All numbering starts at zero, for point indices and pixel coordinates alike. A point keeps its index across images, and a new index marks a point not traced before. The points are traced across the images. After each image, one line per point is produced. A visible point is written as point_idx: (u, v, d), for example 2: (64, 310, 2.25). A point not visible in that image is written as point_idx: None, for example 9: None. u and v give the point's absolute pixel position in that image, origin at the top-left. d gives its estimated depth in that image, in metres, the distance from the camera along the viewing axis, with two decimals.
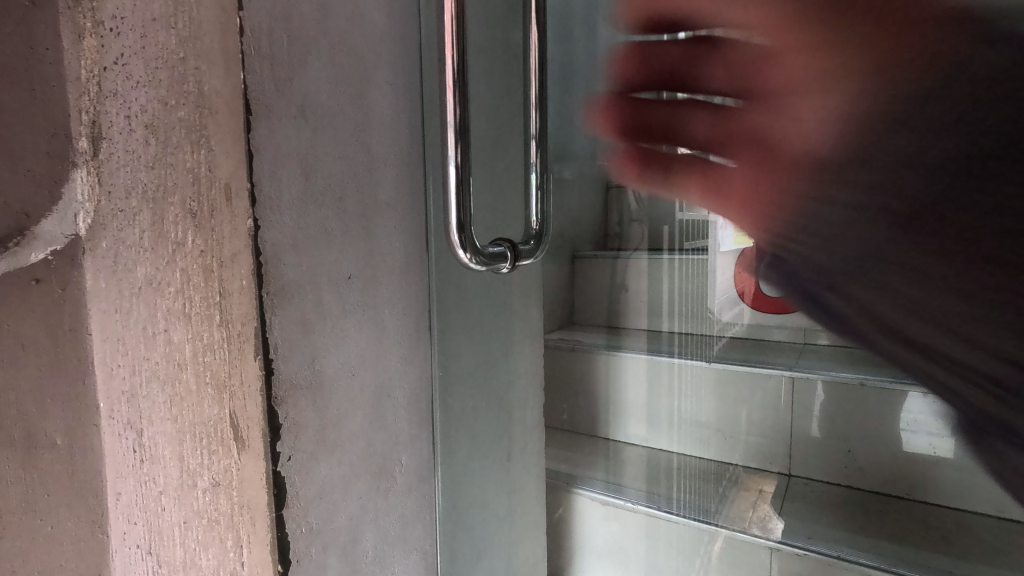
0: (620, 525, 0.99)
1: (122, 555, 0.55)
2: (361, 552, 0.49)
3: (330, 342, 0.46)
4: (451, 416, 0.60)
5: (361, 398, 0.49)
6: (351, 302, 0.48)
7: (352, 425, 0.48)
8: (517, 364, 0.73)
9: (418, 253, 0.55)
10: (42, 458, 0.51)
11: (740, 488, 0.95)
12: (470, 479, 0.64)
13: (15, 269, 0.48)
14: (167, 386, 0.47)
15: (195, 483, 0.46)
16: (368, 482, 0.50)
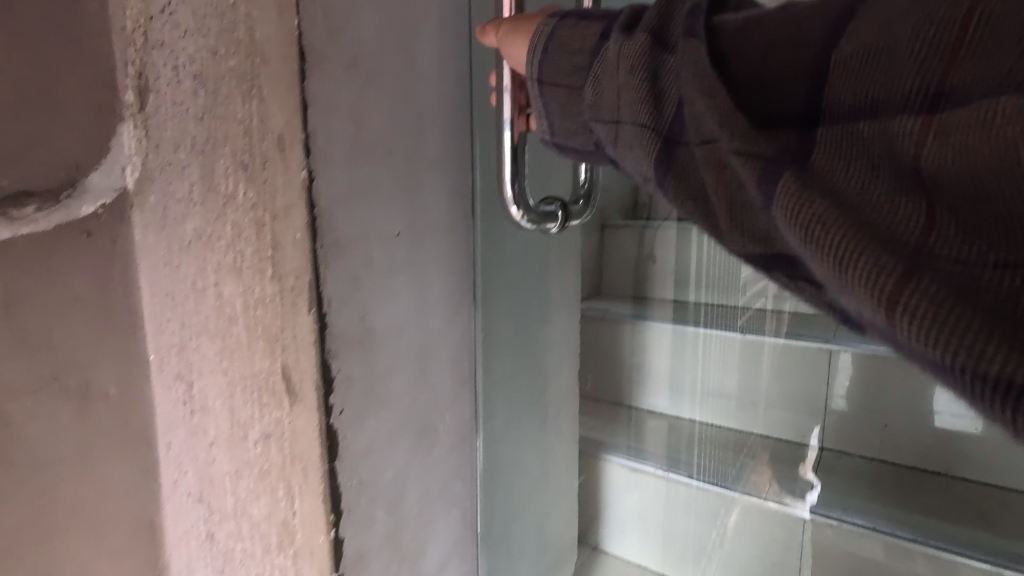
0: (641, 490, 1.00)
1: (173, 502, 0.58)
2: (406, 506, 0.50)
3: (379, 299, 0.46)
4: (492, 377, 0.60)
5: (408, 354, 0.49)
6: (399, 259, 0.48)
7: (397, 382, 0.48)
8: (553, 329, 0.72)
9: (463, 212, 0.54)
10: (98, 407, 0.53)
11: (757, 463, 0.94)
12: (507, 440, 0.64)
13: (68, 222, 0.49)
14: (217, 339, 0.47)
15: (247, 434, 0.47)
16: (413, 438, 0.51)
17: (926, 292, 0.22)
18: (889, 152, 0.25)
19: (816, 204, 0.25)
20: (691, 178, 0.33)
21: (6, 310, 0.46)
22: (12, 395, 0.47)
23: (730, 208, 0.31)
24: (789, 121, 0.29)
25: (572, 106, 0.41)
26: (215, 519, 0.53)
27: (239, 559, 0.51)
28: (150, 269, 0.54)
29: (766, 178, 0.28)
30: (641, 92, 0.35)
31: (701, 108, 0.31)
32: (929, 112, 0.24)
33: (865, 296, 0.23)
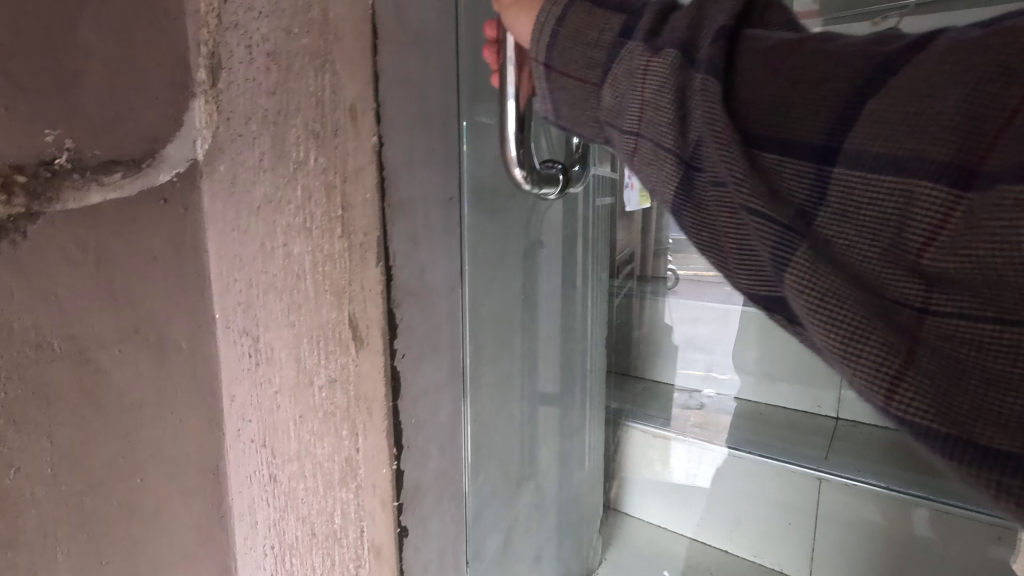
0: (643, 447, 1.12)
1: (237, 449, 0.63)
2: (456, 446, 0.56)
3: (434, 256, 0.50)
4: (504, 332, 0.69)
5: (454, 310, 0.53)
6: (451, 221, 0.52)
7: (448, 335, 0.53)
8: (550, 293, 0.81)
9: (491, 182, 0.60)
10: (173, 359, 0.58)
11: (749, 425, 1.10)
12: (514, 392, 0.74)
13: (147, 188, 0.54)
14: (285, 295, 0.52)
15: (313, 379, 0.52)
16: (456, 389, 0.55)
17: (915, 386, 0.25)
18: (897, 215, 0.26)
19: (828, 281, 0.27)
20: (700, 209, 0.34)
21: (98, 268, 0.51)
22: (102, 345, 0.53)
23: (735, 255, 0.32)
24: (800, 151, 0.29)
25: (581, 99, 0.42)
26: (277, 462, 0.58)
27: (300, 498, 0.56)
28: (218, 233, 0.59)
29: (774, 241, 0.29)
30: (665, 111, 0.34)
31: (711, 147, 0.32)
32: (962, 183, 0.24)
33: (871, 382, 0.27)
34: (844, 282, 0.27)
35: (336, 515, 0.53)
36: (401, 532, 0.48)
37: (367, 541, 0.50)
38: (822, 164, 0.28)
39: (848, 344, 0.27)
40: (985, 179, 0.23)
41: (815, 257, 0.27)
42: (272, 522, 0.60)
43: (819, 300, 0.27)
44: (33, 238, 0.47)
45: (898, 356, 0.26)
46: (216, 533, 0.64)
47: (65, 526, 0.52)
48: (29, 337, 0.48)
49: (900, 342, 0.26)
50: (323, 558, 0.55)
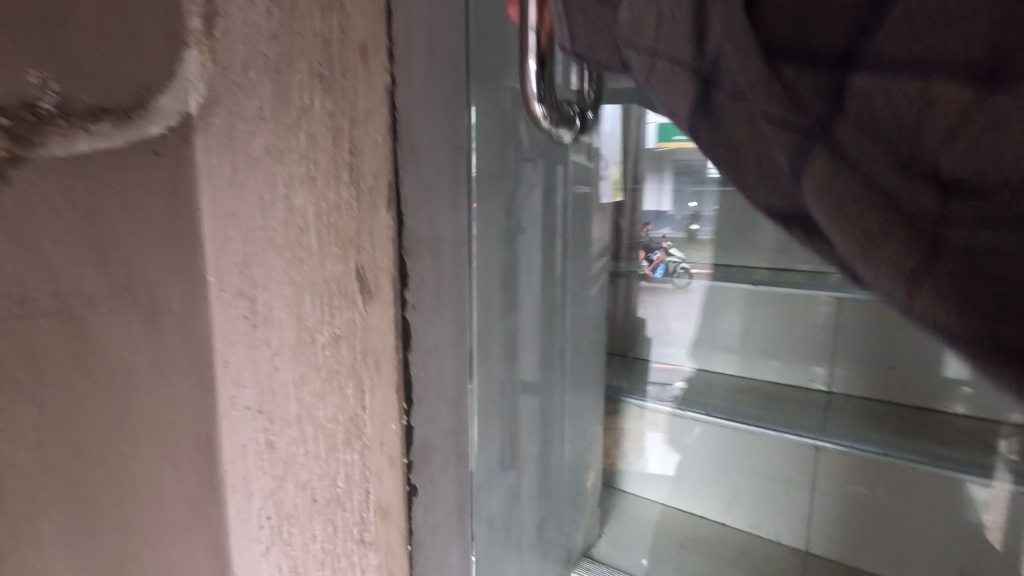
0: (644, 426, 1.23)
1: (230, 418, 0.61)
2: (463, 405, 0.54)
3: (443, 207, 0.50)
4: (497, 296, 0.69)
5: (460, 264, 0.52)
6: (458, 174, 0.52)
7: (456, 288, 0.52)
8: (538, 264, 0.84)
9: (487, 140, 0.62)
10: (164, 321, 0.56)
11: (736, 399, 1.23)
12: (510, 357, 0.76)
13: (137, 140, 0.52)
14: (285, 251, 0.50)
15: (315, 338, 0.50)
16: (460, 345, 0.53)
17: (935, 279, 0.32)
18: (910, 121, 0.34)
19: (842, 185, 0.36)
20: (721, 129, 0.43)
21: (86, 221, 0.49)
22: (89, 303, 0.50)
23: (756, 169, 0.42)
24: (823, 64, 0.38)
25: (597, 21, 0.50)
26: (274, 428, 0.56)
27: (300, 465, 0.54)
28: (211, 190, 0.56)
29: (792, 151, 0.38)
30: (685, 33, 0.43)
31: (735, 63, 0.40)
32: (987, 89, 0.32)
33: (892, 273, 0.34)
34: (875, 203, 0.35)
35: (338, 478, 0.51)
36: (411, 488, 0.47)
37: (375, 502, 0.49)
38: (840, 87, 0.37)
39: (868, 246, 0.35)
40: (997, 82, 0.32)
41: (826, 164, 0.36)
42: (269, 492, 0.58)
43: (835, 206, 0.36)
44: (15, 184, 0.44)
45: (920, 248, 0.33)
46: (210, 506, 0.62)
47: (50, 493, 0.49)
48: (12, 291, 0.45)
49: (922, 239, 0.33)
50: (325, 524, 0.54)
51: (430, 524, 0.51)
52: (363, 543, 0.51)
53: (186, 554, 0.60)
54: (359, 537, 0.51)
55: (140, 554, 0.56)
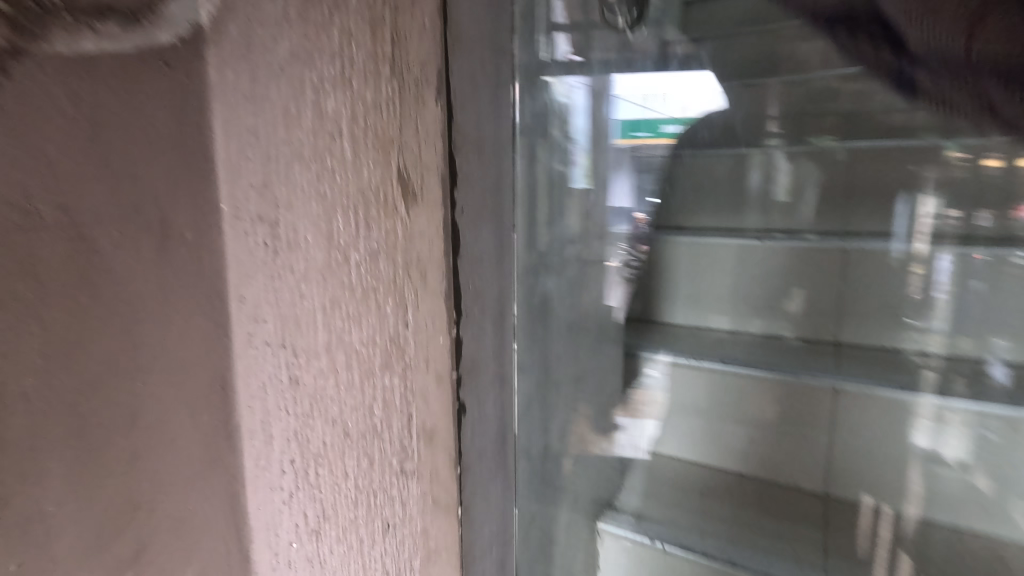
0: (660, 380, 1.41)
1: (246, 358, 0.57)
2: (505, 327, 0.52)
3: (488, 108, 0.46)
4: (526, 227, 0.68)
5: (502, 175, 0.50)
6: (502, 78, 0.48)
7: (497, 200, 0.49)
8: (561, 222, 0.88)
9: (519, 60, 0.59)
10: (176, 250, 0.51)
11: (787, 345, 1.46)
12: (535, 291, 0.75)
13: (144, 47, 0.47)
14: (314, 163, 0.47)
15: (349, 255, 0.47)
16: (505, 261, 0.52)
17: None
18: None
19: None
20: None
21: (93, 130, 0.45)
22: (98, 221, 0.46)
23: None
24: None
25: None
26: (300, 362, 0.53)
27: (331, 397, 0.51)
28: (224, 107, 0.52)
29: None
30: None
31: None
32: None
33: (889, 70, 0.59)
34: None
35: (376, 407, 0.48)
36: (459, 407, 0.45)
37: (420, 427, 0.46)
38: None
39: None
40: None
41: None
42: (293, 433, 0.55)
43: None
44: (18, 79, 0.40)
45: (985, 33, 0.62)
46: (224, 454, 0.58)
47: (59, 429, 0.45)
48: (15, 199, 0.41)
49: None
50: (360, 459, 0.51)
51: (476, 451, 0.49)
52: (404, 473, 0.48)
53: (199, 503, 0.56)
54: (399, 468, 0.48)
55: (152, 501, 0.52)
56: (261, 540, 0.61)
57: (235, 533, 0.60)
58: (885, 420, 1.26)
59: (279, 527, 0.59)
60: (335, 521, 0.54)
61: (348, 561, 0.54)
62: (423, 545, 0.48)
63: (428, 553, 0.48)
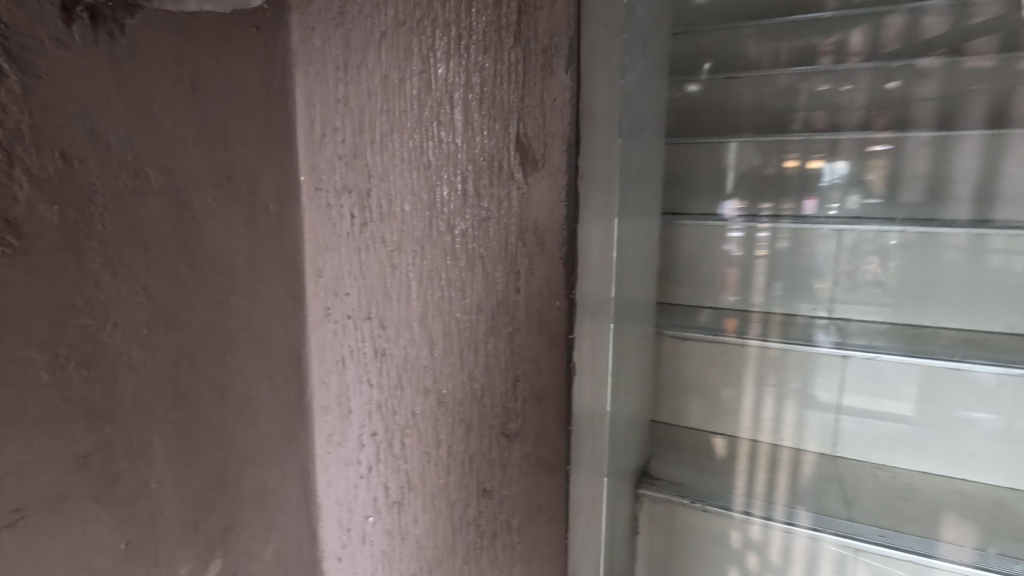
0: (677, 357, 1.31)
1: (322, 334, 0.56)
2: (594, 297, 0.55)
3: (598, 83, 0.48)
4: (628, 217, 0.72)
5: (607, 151, 0.54)
6: (604, 55, 0.50)
7: (602, 172, 0.53)
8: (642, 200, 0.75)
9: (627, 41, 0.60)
10: (261, 219, 0.50)
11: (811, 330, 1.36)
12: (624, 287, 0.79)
13: (238, 9, 0.45)
14: (417, 133, 0.47)
15: (453, 224, 0.47)
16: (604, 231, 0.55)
17: None
18: None
19: None
20: None
21: (193, 93, 0.43)
22: (195, 187, 0.44)
23: None
24: None
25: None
26: (389, 333, 0.53)
27: (424, 366, 0.52)
28: (309, 75, 0.50)
29: None
30: None
31: None
32: None
33: None
34: None
35: (476, 373, 0.50)
36: (570, 365, 0.48)
37: (527, 390, 0.48)
38: None
39: None
40: None
41: None
42: (377, 405, 0.55)
43: None
44: (130, 35, 0.39)
45: None
46: (298, 430, 0.57)
47: (160, 401, 0.43)
48: (126, 160, 0.39)
49: None
50: (454, 426, 0.52)
51: (578, 412, 0.52)
52: (506, 436, 0.50)
53: (279, 481, 0.55)
54: (502, 432, 0.50)
55: (240, 479, 0.51)
56: (332, 518, 0.60)
57: (306, 511, 0.59)
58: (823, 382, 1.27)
59: (353, 503, 0.58)
60: (421, 490, 0.55)
61: (436, 528, 0.55)
62: (524, 505, 0.51)
63: (529, 510, 0.51)
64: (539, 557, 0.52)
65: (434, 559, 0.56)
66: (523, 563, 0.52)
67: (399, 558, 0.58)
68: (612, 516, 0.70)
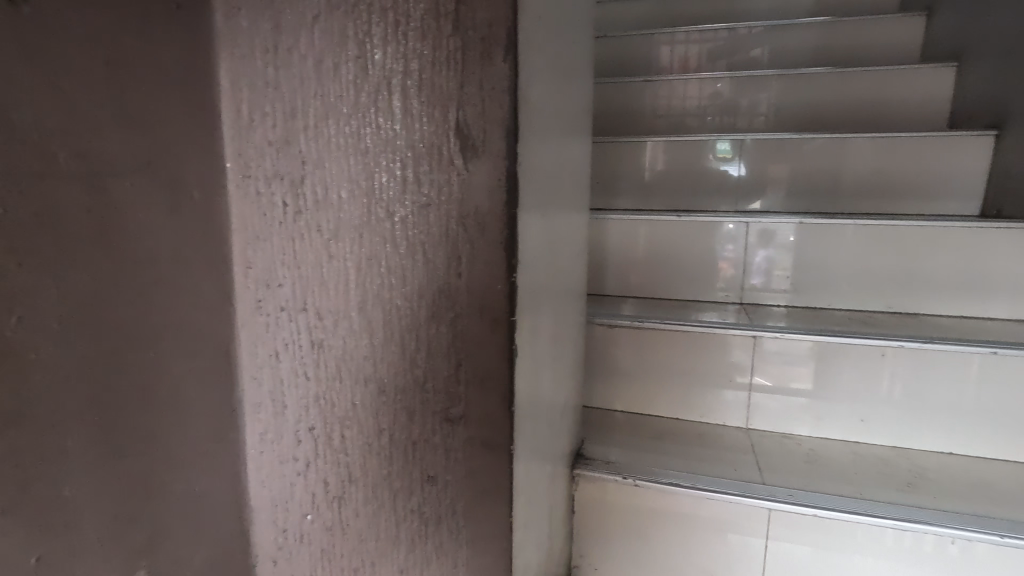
0: (637, 369, 1.31)
1: (253, 327, 0.53)
2: (532, 282, 0.57)
3: (533, 74, 0.51)
4: (573, 211, 0.77)
5: (541, 142, 0.56)
6: (539, 49, 0.53)
7: (537, 162, 0.55)
8: (575, 196, 0.78)
9: (563, 43, 0.64)
10: (185, 206, 0.47)
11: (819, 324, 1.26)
12: (580, 271, 0.89)
13: None
14: (352, 120, 0.47)
15: (392, 210, 0.48)
16: (539, 222, 0.58)
17: None
18: None
19: None
20: None
21: (108, 70, 0.40)
22: (113, 171, 0.41)
23: None
24: None
25: None
26: (326, 325, 0.52)
27: (364, 356, 0.51)
28: (235, 58, 0.49)
29: None
30: None
31: None
32: None
33: None
34: None
35: (419, 358, 0.50)
36: (512, 347, 0.50)
37: (470, 374, 0.50)
38: None
39: None
40: None
41: None
42: (314, 398, 0.54)
43: None
44: (36, 3, 0.36)
45: None
46: (228, 429, 0.54)
47: (76, 401, 0.40)
48: (33, 140, 0.36)
49: None
50: (397, 413, 0.52)
51: (519, 395, 0.54)
52: (449, 420, 0.51)
53: (207, 483, 0.52)
54: (445, 416, 0.51)
55: (165, 483, 0.48)
56: (267, 518, 0.57)
57: (237, 513, 0.56)
58: (838, 385, 1.19)
59: (290, 501, 0.56)
60: (363, 482, 0.54)
61: (377, 521, 0.55)
62: (469, 487, 0.52)
63: (474, 492, 0.52)
64: (485, 537, 0.53)
65: (376, 550, 0.55)
66: (468, 546, 0.54)
67: (340, 554, 0.56)
68: (550, 500, 0.72)
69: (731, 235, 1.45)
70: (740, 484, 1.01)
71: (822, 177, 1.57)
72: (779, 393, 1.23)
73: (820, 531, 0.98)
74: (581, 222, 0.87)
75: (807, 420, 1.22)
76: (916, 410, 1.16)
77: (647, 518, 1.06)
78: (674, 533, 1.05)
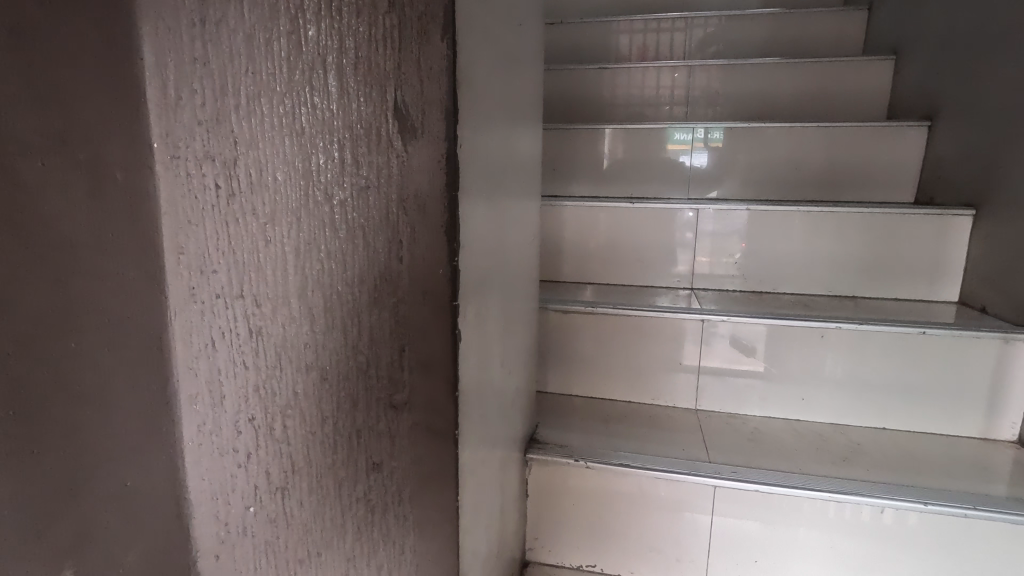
0: (592, 354, 1.32)
1: (187, 315, 0.51)
2: (478, 267, 0.56)
3: (475, 54, 0.50)
4: (522, 198, 0.77)
5: (485, 125, 0.55)
6: (481, 29, 0.52)
7: (481, 145, 0.54)
8: (525, 182, 0.78)
9: (509, 25, 0.63)
10: (108, 189, 0.45)
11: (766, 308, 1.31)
12: (531, 257, 0.89)
13: None
14: (286, 98, 0.45)
15: (329, 193, 0.46)
16: (484, 207, 0.57)
17: None
18: None
19: None
20: None
21: (12, 41, 0.37)
22: (22, 151, 0.39)
23: None
24: None
25: None
26: (264, 312, 0.50)
27: (304, 343, 0.50)
28: (160, 33, 0.46)
29: None
30: None
31: None
32: None
33: None
34: None
35: (360, 344, 0.49)
36: (456, 332, 0.49)
37: (414, 359, 0.49)
38: None
39: None
40: None
41: None
42: (253, 387, 0.52)
43: None
44: None
45: None
46: (162, 422, 0.52)
47: None
48: None
49: None
50: (340, 401, 0.51)
51: (465, 380, 0.54)
52: (394, 407, 0.50)
53: (140, 477, 0.50)
54: (389, 403, 0.50)
55: (91, 480, 0.45)
56: (208, 512, 0.56)
57: (175, 508, 0.54)
58: (783, 366, 1.24)
59: (231, 493, 0.55)
60: (306, 471, 0.53)
61: (322, 510, 0.54)
62: (415, 473, 0.52)
63: (421, 478, 0.52)
64: (432, 523, 0.53)
65: (322, 541, 0.54)
66: (415, 532, 0.53)
67: (284, 546, 0.55)
68: (500, 486, 0.73)
69: (684, 222, 1.48)
70: (688, 462, 1.05)
71: (769, 165, 1.62)
72: (727, 375, 1.27)
73: (763, 506, 1.01)
74: (532, 209, 0.87)
75: (754, 401, 1.27)
76: (857, 390, 1.21)
77: (600, 500, 1.08)
78: (626, 513, 1.07)
